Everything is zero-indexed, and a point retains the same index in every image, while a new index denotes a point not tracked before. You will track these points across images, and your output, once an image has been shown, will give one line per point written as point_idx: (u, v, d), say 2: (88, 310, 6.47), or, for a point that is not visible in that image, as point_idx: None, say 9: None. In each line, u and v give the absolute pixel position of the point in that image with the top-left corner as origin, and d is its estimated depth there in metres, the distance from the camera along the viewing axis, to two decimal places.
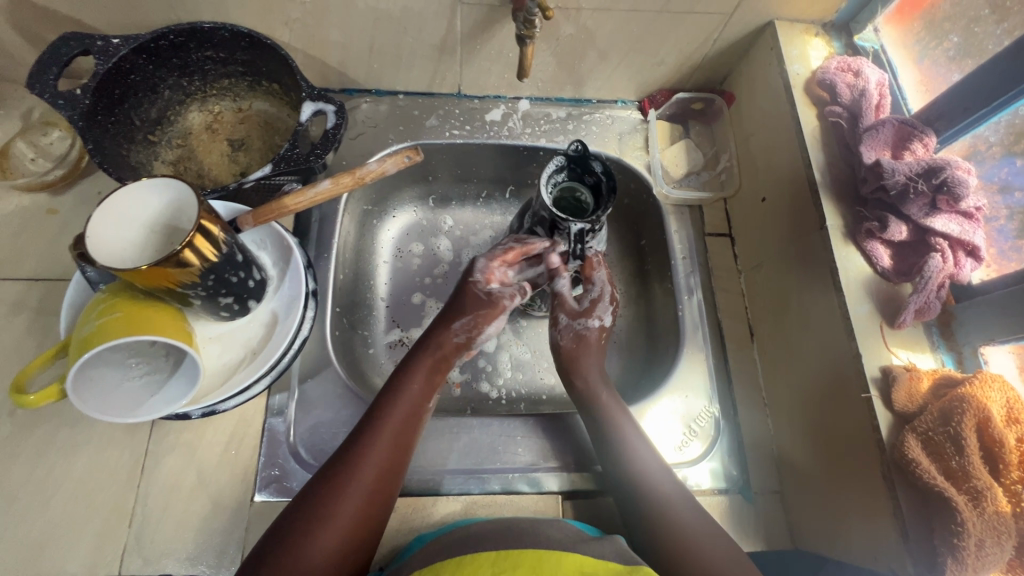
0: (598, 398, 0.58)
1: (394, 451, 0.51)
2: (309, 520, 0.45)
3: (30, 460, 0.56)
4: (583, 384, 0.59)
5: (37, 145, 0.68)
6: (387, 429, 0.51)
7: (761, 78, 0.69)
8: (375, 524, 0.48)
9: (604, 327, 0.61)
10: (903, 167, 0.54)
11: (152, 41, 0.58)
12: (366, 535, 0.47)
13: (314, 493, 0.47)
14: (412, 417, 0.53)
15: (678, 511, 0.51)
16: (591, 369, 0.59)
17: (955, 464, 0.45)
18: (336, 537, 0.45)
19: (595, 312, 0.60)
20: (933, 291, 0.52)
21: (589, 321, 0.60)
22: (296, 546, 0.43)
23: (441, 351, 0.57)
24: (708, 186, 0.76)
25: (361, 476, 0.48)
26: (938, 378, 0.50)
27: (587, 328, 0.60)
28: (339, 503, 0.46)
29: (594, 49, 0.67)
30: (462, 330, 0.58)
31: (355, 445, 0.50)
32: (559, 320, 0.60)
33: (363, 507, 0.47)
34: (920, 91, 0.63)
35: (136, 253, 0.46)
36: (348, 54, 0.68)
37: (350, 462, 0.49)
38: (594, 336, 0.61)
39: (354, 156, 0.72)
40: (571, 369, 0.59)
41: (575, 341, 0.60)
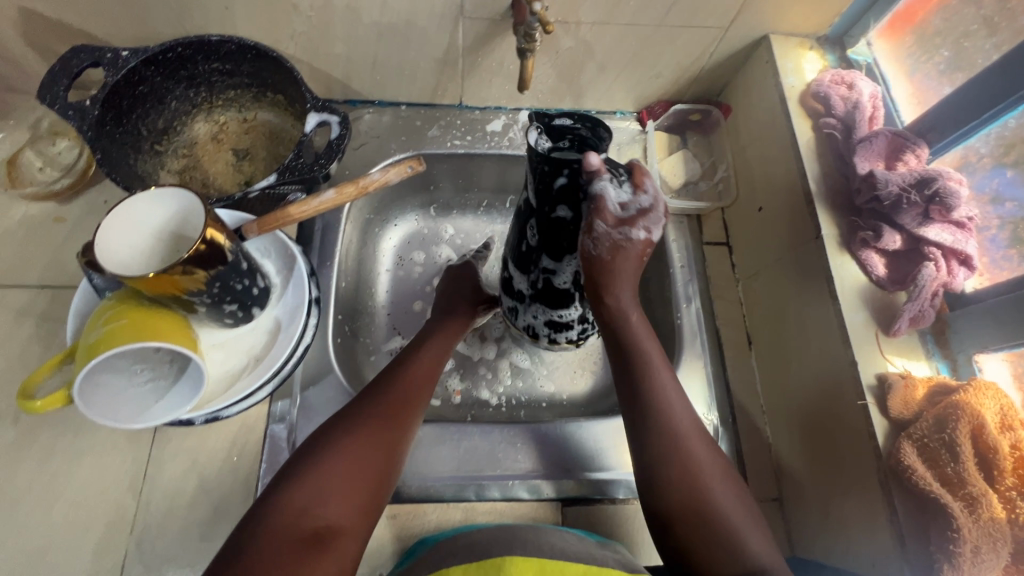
0: (629, 320, 0.51)
1: (417, 396, 0.55)
2: (345, 442, 0.48)
3: (34, 466, 0.56)
4: (615, 303, 0.49)
5: (45, 154, 0.69)
6: (407, 376, 0.56)
7: (757, 90, 0.70)
8: (396, 462, 0.50)
9: (650, 240, 0.47)
10: (896, 178, 0.55)
11: (160, 53, 0.59)
12: (389, 470, 0.50)
13: (347, 420, 0.50)
14: (429, 370, 0.58)
15: (711, 483, 0.49)
16: (623, 291, 0.49)
17: (950, 470, 0.46)
18: (367, 463, 0.48)
19: (640, 222, 0.45)
20: (927, 299, 0.53)
21: (634, 231, 0.46)
22: (335, 464, 0.47)
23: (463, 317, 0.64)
24: (706, 196, 0.77)
25: (389, 413, 0.52)
26: (933, 386, 0.51)
27: (632, 240, 0.46)
28: (372, 434, 0.50)
29: (593, 62, 0.69)
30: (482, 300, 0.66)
31: (382, 387, 0.54)
32: (596, 229, 0.44)
33: (390, 440, 0.50)
34: (912, 103, 0.64)
35: (144, 261, 0.47)
36: (352, 66, 0.69)
37: (378, 398, 0.53)
38: (638, 250, 0.46)
39: (357, 166, 0.74)
40: (602, 288, 0.48)
41: (614, 252, 0.46)
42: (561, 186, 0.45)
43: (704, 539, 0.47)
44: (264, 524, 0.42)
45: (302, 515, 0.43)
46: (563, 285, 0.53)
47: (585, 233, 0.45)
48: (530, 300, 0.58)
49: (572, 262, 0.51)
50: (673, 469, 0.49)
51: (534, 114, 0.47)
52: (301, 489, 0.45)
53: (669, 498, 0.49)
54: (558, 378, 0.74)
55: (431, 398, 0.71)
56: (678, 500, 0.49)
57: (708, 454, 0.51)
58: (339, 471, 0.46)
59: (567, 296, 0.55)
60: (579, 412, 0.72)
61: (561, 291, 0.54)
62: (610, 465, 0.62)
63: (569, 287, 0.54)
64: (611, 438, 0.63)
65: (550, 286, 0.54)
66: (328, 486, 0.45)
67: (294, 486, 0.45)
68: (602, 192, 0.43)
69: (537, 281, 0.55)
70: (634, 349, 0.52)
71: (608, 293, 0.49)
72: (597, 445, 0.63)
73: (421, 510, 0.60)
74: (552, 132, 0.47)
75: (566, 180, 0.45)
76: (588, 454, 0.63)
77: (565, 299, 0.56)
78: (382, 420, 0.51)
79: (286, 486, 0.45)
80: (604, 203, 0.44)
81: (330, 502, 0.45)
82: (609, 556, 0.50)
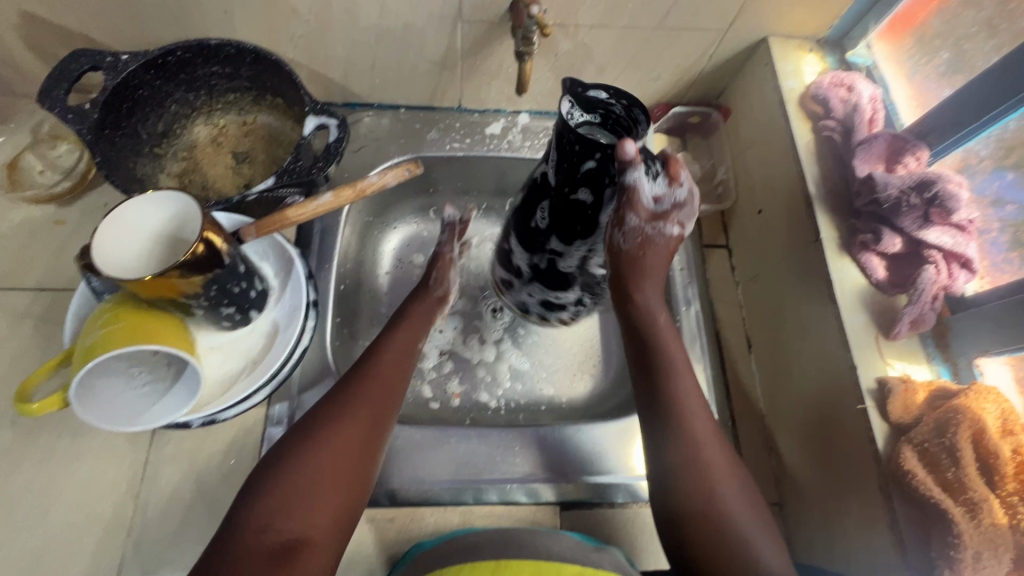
0: (655, 319, 0.54)
1: (393, 389, 0.52)
2: (313, 447, 0.46)
3: (31, 468, 0.56)
4: (643, 300, 0.53)
5: (46, 157, 0.69)
6: (379, 367, 0.52)
7: (757, 92, 0.70)
8: (376, 460, 0.49)
9: (681, 234, 0.54)
10: (896, 180, 0.54)
11: (159, 57, 0.59)
12: (368, 470, 0.48)
13: (316, 421, 0.48)
14: (402, 359, 0.55)
15: (719, 472, 0.49)
16: (651, 286, 0.53)
17: (951, 475, 0.46)
18: (343, 466, 0.46)
19: (676, 217, 0.52)
20: (928, 303, 0.53)
21: (667, 226, 0.52)
22: (301, 475, 0.44)
23: (428, 304, 0.61)
24: (705, 199, 0.77)
25: (360, 410, 0.49)
26: (934, 390, 0.50)
27: (663, 236, 0.52)
28: (342, 433, 0.47)
29: (592, 64, 0.69)
30: (436, 285, 0.62)
31: (354, 380, 0.51)
32: (628, 224, 0.48)
33: (365, 439, 0.48)
34: (913, 105, 0.64)
35: (142, 264, 0.48)
36: (351, 69, 0.69)
37: (349, 395, 0.50)
38: (667, 245, 0.53)
39: (356, 169, 0.74)
40: (626, 286, 0.52)
41: (644, 248, 0.51)
42: (588, 169, 0.45)
43: (711, 532, 0.46)
44: (230, 545, 0.41)
45: (267, 534, 0.42)
46: (567, 269, 0.55)
47: (618, 227, 0.49)
48: (529, 282, 0.60)
49: (581, 248, 0.52)
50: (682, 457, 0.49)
51: (570, 84, 0.47)
52: (266, 505, 0.43)
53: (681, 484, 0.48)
54: (557, 382, 0.73)
55: (430, 400, 0.71)
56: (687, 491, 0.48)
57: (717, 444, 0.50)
58: (308, 480, 0.44)
59: (567, 282, 0.57)
60: (578, 415, 0.72)
61: (563, 274, 0.56)
62: (610, 469, 0.62)
63: (571, 273, 0.55)
64: (610, 441, 0.63)
65: (552, 267, 0.55)
66: (291, 500, 0.43)
67: (259, 502, 0.43)
68: (636, 185, 0.45)
69: (539, 264, 0.55)
70: (656, 343, 0.53)
71: (637, 291, 0.52)
72: (597, 449, 0.62)
73: (419, 513, 0.60)
74: (585, 105, 0.48)
75: (595, 164, 0.45)
76: (587, 457, 0.62)
77: (565, 285, 0.58)
78: (355, 419, 0.48)
79: (251, 503, 0.43)
80: (637, 200, 0.47)
81: (300, 514, 0.43)
82: (605, 560, 0.50)
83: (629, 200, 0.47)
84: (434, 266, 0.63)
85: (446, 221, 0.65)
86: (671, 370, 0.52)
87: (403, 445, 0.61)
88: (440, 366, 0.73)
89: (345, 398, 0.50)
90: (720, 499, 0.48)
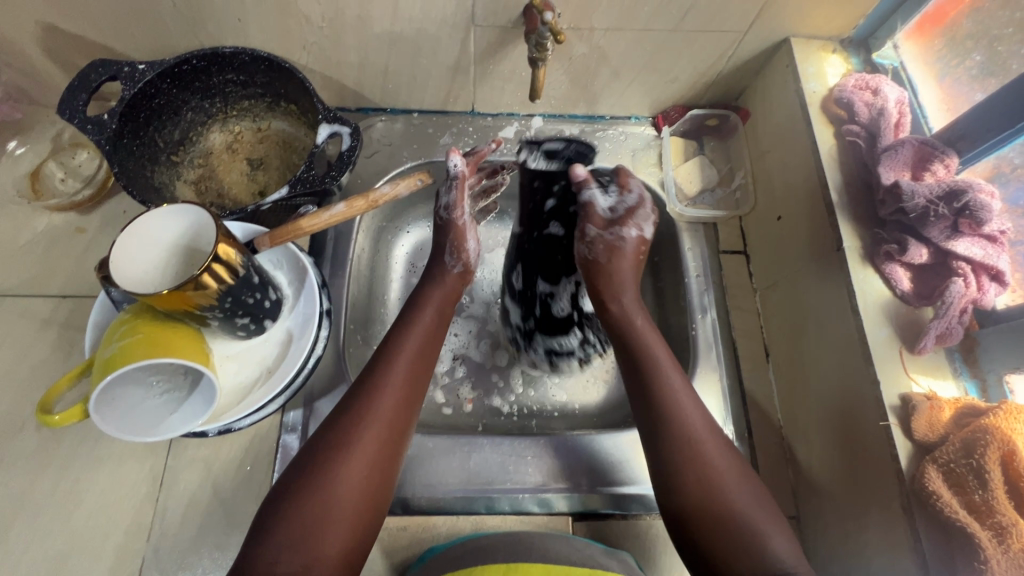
0: (633, 323, 0.54)
1: (404, 405, 0.50)
2: (321, 475, 0.45)
3: (54, 473, 0.58)
4: (618, 308, 0.55)
5: (67, 165, 0.71)
6: (389, 382, 0.50)
7: (777, 95, 0.68)
8: (386, 479, 0.48)
9: (641, 236, 0.57)
10: (923, 189, 0.52)
11: (175, 66, 0.59)
12: (377, 490, 0.47)
13: (325, 446, 0.46)
14: (416, 371, 0.53)
15: (723, 470, 0.47)
16: (624, 292, 0.55)
17: (978, 497, 0.44)
18: (352, 492, 0.45)
19: (632, 220, 0.56)
20: (955, 316, 0.51)
21: (625, 230, 0.56)
22: (309, 504, 0.43)
23: (446, 284, 0.59)
24: (723, 204, 0.75)
25: (367, 432, 0.48)
26: (961, 407, 0.48)
27: (623, 237, 0.56)
28: (352, 456, 0.46)
29: (607, 68, 0.67)
30: (454, 259, 0.60)
31: (358, 399, 0.49)
32: (589, 232, 0.56)
33: (374, 462, 0.47)
34: (942, 108, 0.62)
35: (159, 276, 0.48)
36: (364, 75, 0.69)
37: (356, 414, 0.48)
38: (631, 247, 0.57)
39: (369, 175, 0.73)
40: (602, 293, 0.55)
41: (611, 254, 0.56)
42: (550, 206, 0.59)
43: (731, 542, 0.44)
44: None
45: (278, 566, 0.41)
46: (561, 312, 0.61)
47: (580, 238, 0.56)
48: (531, 333, 0.63)
49: (568, 285, 0.60)
50: (694, 473, 0.47)
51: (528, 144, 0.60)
52: (275, 537, 0.42)
53: (686, 498, 0.46)
54: (570, 388, 0.73)
55: (442, 406, 0.71)
56: (699, 506, 0.46)
57: (723, 452, 0.48)
58: (316, 509, 0.43)
59: (567, 326, 0.61)
60: (591, 422, 0.71)
61: (560, 319, 0.61)
62: (624, 479, 0.61)
63: (568, 316, 0.61)
64: (625, 451, 0.62)
65: (547, 314, 0.61)
66: (306, 528, 0.42)
67: (267, 534, 0.42)
68: (591, 200, 0.56)
69: (535, 314, 0.62)
70: (650, 357, 0.52)
71: (611, 298, 0.55)
72: (611, 459, 0.62)
73: (430, 521, 0.60)
74: (545, 155, 0.59)
75: (555, 199, 0.59)
76: (601, 467, 0.61)
77: (565, 329, 0.62)
78: (363, 441, 0.47)
79: (261, 537, 0.42)
80: (593, 210, 0.56)
81: (310, 545, 0.42)
82: (618, 567, 0.50)
83: (586, 209, 0.56)
84: (449, 236, 0.60)
85: (452, 176, 0.60)
86: (667, 387, 0.50)
87: (418, 453, 0.61)
88: (453, 371, 0.73)
89: (349, 419, 0.48)
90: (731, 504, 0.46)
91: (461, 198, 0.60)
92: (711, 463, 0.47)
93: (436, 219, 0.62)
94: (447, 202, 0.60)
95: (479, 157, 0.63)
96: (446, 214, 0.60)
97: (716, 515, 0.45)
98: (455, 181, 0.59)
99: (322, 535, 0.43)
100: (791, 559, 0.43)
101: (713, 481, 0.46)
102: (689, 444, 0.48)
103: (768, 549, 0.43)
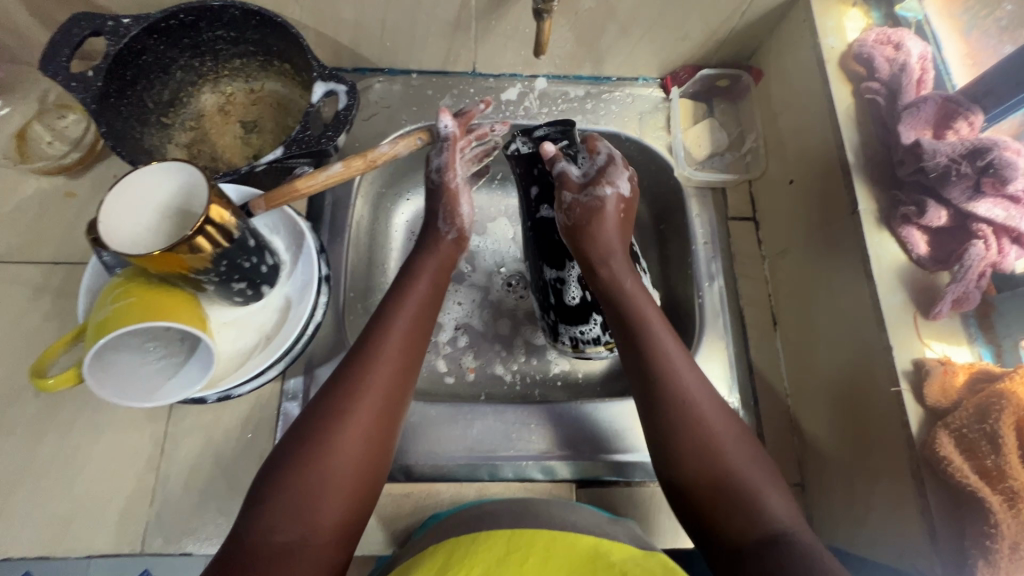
0: (622, 286, 0.54)
1: (397, 370, 0.49)
2: (313, 448, 0.44)
3: (53, 439, 0.57)
4: (607, 273, 0.54)
5: (54, 128, 0.68)
6: (385, 355, 0.49)
7: (793, 53, 0.65)
8: (385, 448, 0.47)
9: (618, 193, 0.57)
10: (945, 147, 0.51)
11: (162, 20, 0.56)
12: (375, 461, 0.46)
13: (318, 417, 0.46)
14: (414, 341, 0.52)
15: (718, 437, 0.46)
16: (609, 255, 0.55)
17: (989, 462, 0.43)
18: (346, 464, 0.44)
19: (604, 179, 0.56)
20: (974, 280, 0.50)
21: (599, 189, 0.56)
22: (302, 477, 0.43)
23: (440, 251, 0.58)
24: (732, 168, 0.73)
25: (363, 402, 0.47)
26: (975, 372, 0.47)
27: (600, 198, 0.55)
28: (345, 430, 0.45)
29: (615, 23, 0.64)
30: (447, 225, 0.59)
31: (353, 372, 0.48)
32: (565, 199, 0.56)
33: (369, 433, 0.46)
34: (965, 64, 0.59)
35: (151, 237, 0.46)
36: (361, 32, 0.66)
37: (351, 388, 0.47)
38: (612, 205, 0.56)
39: (366, 138, 0.71)
40: (589, 257, 0.55)
41: (589, 216, 0.55)
42: (535, 193, 0.61)
43: (729, 510, 0.43)
44: (237, 546, 0.40)
45: (274, 537, 0.40)
46: (574, 299, 0.60)
47: (557, 206, 0.57)
48: (554, 327, 0.63)
49: (574, 269, 0.60)
50: (690, 445, 0.46)
51: (518, 134, 0.61)
52: (272, 504, 0.42)
53: (687, 466, 0.46)
54: (573, 357, 0.72)
55: (445, 375, 0.70)
56: (693, 471, 0.45)
57: (719, 417, 0.47)
58: (310, 480, 0.43)
59: (584, 313, 0.60)
60: (595, 391, 0.70)
61: (574, 307, 0.60)
62: (626, 447, 0.60)
63: (581, 301, 0.60)
64: (628, 419, 0.61)
65: (561, 305, 0.61)
66: (305, 498, 0.42)
67: (263, 505, 0.42)
68: (564, 170, 0.57)
69: (550, 304, 0.62)
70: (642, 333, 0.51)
71: (600, 263, 0.54)
72: (613, 427, 0.61)
73: (434, 488, 0.60)
74: (528, 138, 0.60)
75: (538, 186, 0.61)
76: (602, 433, 0.61)
77: (584, 317, 0.60)
78: (356, 414, 0.46)
79: (254, 508, 0.42)
80: (567, 178, 0.57)
81: (307, 513, 0.42)
82: (621, 532, 0.49)
83: (561, 179, 0.57)
84: (442, 201, 0.59)
85: (443, 137, 0.59)
86: (661, 360, 0.49)
87: (420, 421, 0.61)
88: (456, 340, 0.72)
89: (343, 392, 0.47)
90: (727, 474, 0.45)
91: (450, 160, 0.59)
92: (708, 432, 0.46)
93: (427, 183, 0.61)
94: (438, 164, 0.59)
95: (469, 112, 0.61)
96: (438, 176, 0.59)
97: (711, 479, 0.45)
98: (445, 143, 0.59)
99: (315, 502, 0.42)
100: (790, 522, 0.42)
101: (708, 447, 0.46)
102: (682, 415, 0.47)
103: (767, 515, 0.42)
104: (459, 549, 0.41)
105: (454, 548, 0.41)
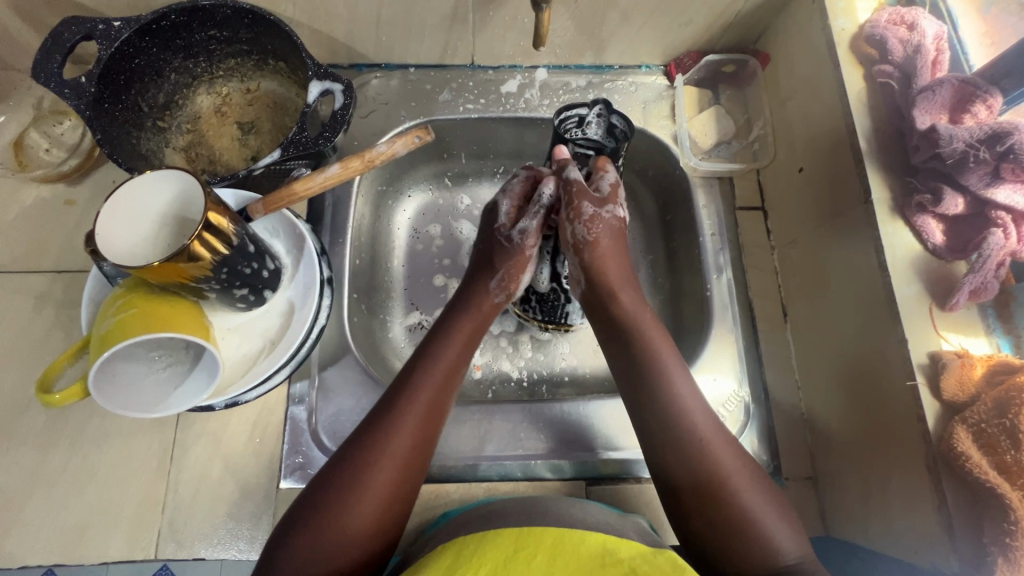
0: (628, 309, 0.54)
1: (429, 412, 0.49)
2: (344, 488, 0.44)
3: (64, 448, 0.57)
4: (626, 299, 0.54)
5: (50, 135, 0.67)
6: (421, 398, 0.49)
7: (801, 36, 0.63)
8: (411, 488, 0.47)
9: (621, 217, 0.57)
10: (962, 133, 0.49)
11: (153, 22, 0.55)
12: (400, 501, 0.46)
13: (350, 458, 0.45)
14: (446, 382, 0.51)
15: (731, 469, 0.46)
16: (615, 280, 0.55)
17: (1009, 458, 0.42)
18: (374, 505, 0.44)
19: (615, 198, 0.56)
20: (992, 270, 0.48)
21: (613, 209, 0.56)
22: (331, 517, 0.42)
23: (483, 310, 0.57)
24: (740, 157, 0.72)
25: (395, 444, 0.46)
26: (994, 364, 0.46)
27: (613, 218, 0.56)
28: (374, 471, 0.45)
29: (616, 11, 0.62)
30: (500, 288, 0.58)
31: (386, 413, 0.48)
32: (583, 210, 0.54)
33: (399, 475, 0.46)
34: (984, 43, 0.56)
35: (149, 246, 0.46)
36: (356, 27, 0.64)
37: (382, 429, 0.47)
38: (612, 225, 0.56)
39: (365, 136, 0.70)
40: (607, 283, 0.54)
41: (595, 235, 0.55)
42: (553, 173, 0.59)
43: (739, 541, 0.43)
44: None
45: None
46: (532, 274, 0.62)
47: (573, 216, 0.54)
48: None
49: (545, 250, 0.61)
50: (704, 474, 0.45)
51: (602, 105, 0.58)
52: (298, 544, 0.41)
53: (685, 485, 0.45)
54: (579, 352, 0.71)
55: None
56: (715, 526, 0.44)
57: (724, 447, 0.47)
58: (338, 521, 0.42)
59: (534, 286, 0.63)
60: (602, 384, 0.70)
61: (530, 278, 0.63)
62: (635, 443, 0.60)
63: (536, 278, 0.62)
64: None
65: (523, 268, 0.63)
66: (332, 539, 0.42)
67: (293, 543, 0.42)
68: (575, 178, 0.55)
69: None
70: (650, 356, 0.51)
71: (619, 290, 0.54)
72: (620, 424, 0.61)
73: (441, 490, 0.59)
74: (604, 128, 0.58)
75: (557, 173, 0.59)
76: (611, 430, 0.61)
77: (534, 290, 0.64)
78: (386, 455, 0.46)
79: (282, 547, 0.42)
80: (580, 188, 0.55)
81: (331, 554, 0.41)
82: (633, 532, 0.48)
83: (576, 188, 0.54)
84: (508, 264, 0.57)
85: (542, 202, 0.56)
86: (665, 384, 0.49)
87: None
88: None
89: (375, 436, 0.46)
90: (742, 503, 0.44)
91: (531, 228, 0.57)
92: (717, 463, 0.46)
93: (490, 232, 0.59)
94: (522, 226, 0.57)
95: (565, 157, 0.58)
96: (517, 237, 0.57)
97: (728, 523, 0.43)
98: (540, 211, 0.56)
99: (340, 544, 0.42)
100: (797, 554, 0.42)
101: (721, 476, 0.45)
102: (696, 445, 0.47)
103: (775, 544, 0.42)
104: (467, 550, 0.41)
105: (461, 550, 0.41)
